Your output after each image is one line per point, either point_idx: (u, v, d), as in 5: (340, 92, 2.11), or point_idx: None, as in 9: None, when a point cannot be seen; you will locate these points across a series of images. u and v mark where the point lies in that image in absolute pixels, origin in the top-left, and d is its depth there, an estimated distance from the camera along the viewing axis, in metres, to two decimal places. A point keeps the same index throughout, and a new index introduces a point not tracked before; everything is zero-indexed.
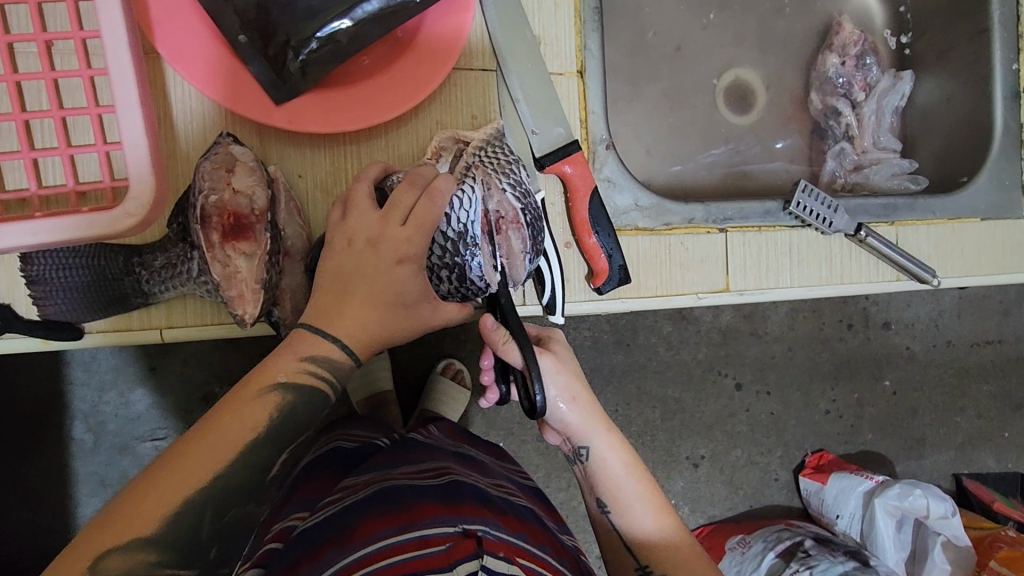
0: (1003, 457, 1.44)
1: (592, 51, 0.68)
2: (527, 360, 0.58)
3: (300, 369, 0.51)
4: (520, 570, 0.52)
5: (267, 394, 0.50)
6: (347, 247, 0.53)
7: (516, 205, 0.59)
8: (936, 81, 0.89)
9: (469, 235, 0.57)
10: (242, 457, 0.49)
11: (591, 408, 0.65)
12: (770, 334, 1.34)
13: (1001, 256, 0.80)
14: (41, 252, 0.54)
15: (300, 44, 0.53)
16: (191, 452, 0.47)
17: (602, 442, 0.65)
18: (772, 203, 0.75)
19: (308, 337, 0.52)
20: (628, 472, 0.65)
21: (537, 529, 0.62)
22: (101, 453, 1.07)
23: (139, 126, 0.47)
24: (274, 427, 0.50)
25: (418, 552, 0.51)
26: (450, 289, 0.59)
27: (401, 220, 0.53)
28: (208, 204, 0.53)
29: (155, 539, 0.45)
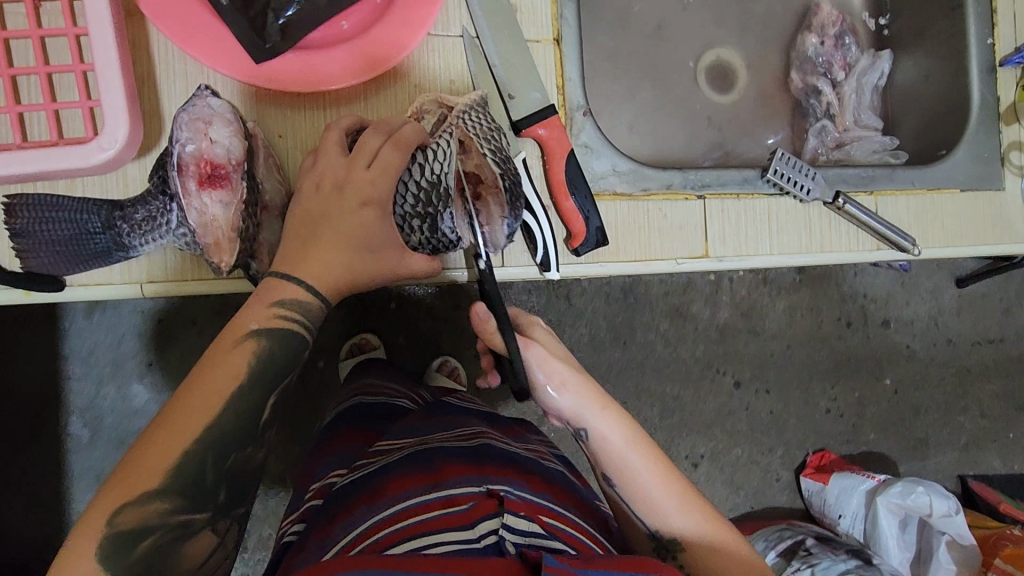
0: (1009, 458, 1.42)
1: (568, 20, 0.69)
2: (509, 345, 0.54)
3: (272, 315, 0.52)
4: (542, 527, 0.51)
5: (242, 343, 0.51)
6: (316, 191, 0.54)
7: (496, 169, 0.60)
8: (914, 61, 0.90)
9: (444, 185, 0.57)
10: (230, 404, 0.48)
11: (585, 389, 0.59)
12: (767, 330, 1.33)
13: (982, 229, 0.80)
14: (27, 205, 0.56)
15: (280, 7, 0.59)
16: (178, 406, 0.47)
17: (600, 421, 0.59)
18: (749, 171, 0.75)
19: (275, 283, 0.52)
20: (632, 448, 0.58)
21: (565, 489, 0.61)
22: (99, 447, 1.07)
23: (115, 69, 0.51)
24: (254, 373, 0.50)
25: (442, 511, 0.51)
26: (421, 240, 0.59)
27: (366, 163, 0.54)
28: (186, 153, 0.54)
29: (164, 490, 0.45)
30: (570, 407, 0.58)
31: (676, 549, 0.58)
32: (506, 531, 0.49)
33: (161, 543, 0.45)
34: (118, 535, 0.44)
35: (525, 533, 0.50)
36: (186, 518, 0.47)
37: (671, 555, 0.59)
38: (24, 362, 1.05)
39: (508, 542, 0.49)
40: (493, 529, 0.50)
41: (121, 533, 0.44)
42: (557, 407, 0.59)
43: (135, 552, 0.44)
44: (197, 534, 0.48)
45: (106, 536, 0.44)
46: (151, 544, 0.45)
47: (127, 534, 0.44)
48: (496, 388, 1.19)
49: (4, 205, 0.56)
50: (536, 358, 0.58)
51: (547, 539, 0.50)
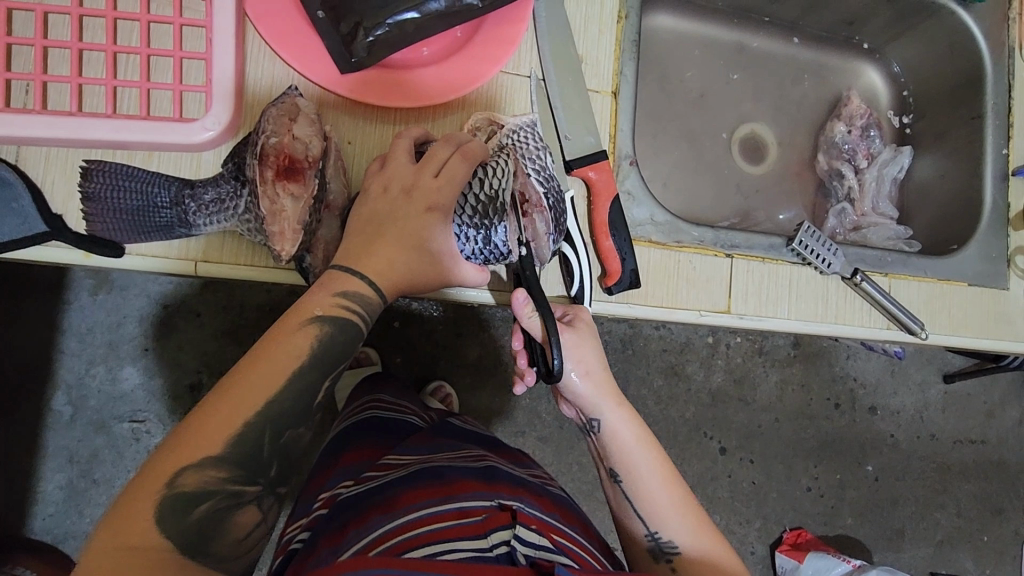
0: (980, 561, 1.44)
1: (627, 77, 0.75)
2: (547, 327, 0.59)
3: (335, 303, 0.54)
4: (553, 544, 0.53)
5: (305, 327, 0.53)
6: (385, 194, 0.58)
7: (539, 189, 0.64)
8: (933, 160, 0.97)
9: (499, 201, 0.61)
10: (292, 385, 0.51)
11: (604, 380, 0.64)
12: (758, 402, 1.35)
13: (986, 323, 0.84)
14: (103, 172, 0.58)
15: (371, 26, 0.61)
16: (242, 379, 0.50)
17: (613, 413, 0.63)
18: (776, 238, 0.80)
19: (345, 278, 0.55)
20: (640, 445, 0.63)
21: (569, 510, 0.62)
22: (77, 428, 1.06)
23: (227, 64, 0.59)
24: (315, 356, 0.53)
25: (456, 521, 0.52)
26: (474, 249, 0.63)
27: (434, 171, 0.58)
28: (268, 144, 0.56)
29: (224, 458, 0.48)
30: (588, 395, 0.63)
31: (671, 550, 0.59)
32: (519, 542, 0.51)
33: (215, 509, 0.48)
34: (177, 497, 0.46)
35: (536, 546, 0.52)
36: (240, 488, 0.50)
37: (666, 556, 0.59)
38: (24, 330, 1.05)
39: (520, 553, 0.50)
40: (505, 539, 0.51)
41: (180, 495, 0.46)
42: (577, 394, 0.63)
43: (192, 514, 0.47)
44: (246, 505, 0.50)
45: (164, 497, 0.46)
46: (208, 509, 0.48)
47: (186, 496, 0.47)
48: (490, 419, 1.20)
49: (82, 169, 0.58)
50: (567, 343, 0.62)
51: (557, 554, 0.52)
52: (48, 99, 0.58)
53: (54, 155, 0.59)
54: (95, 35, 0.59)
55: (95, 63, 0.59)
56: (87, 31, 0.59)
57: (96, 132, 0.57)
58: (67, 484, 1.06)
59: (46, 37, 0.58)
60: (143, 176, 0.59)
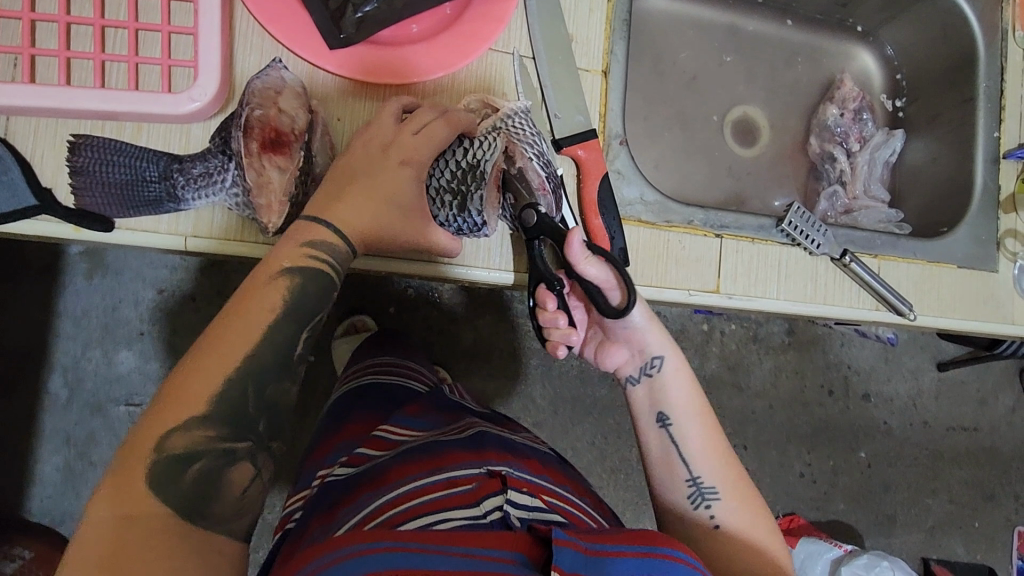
0: (971, 546, 1.45)
1: (617, 56, 0.74)
2: (618, 269, 0.58)
3: (302, 253, 0.54)
4: (545, 505, 0.53)
5: (275, 280, 0.53)
6: (363, 150, 0.59)
7: (541, 172, 0.64)
8: (925, 144, 0.97)
9: (480, 168, 0.61)
10: (267, 338, 0.52)
11: (661, 326, 0.64)
12: (751, 388, 1.36)
13: (974, 305, 0.85)
14: (91, 146, 0.59)
15: (360, 3, 0.62)
16: (217, 337, 0.51)
17: (670, 359, 0.64)
18: (766, 219, 0.80)
19: (308, 226, 0.55)
20: (692, 393, 0.64)
21: (558, 470, 0.63)
22: (74, 410, 1.07)
23: (214, 40, 0.59)
24: (288, 307, 0.53)
25: (447, 491, 0.52)
26: (449, 216, 0.63)
27: (414, 130, 0.59)
28: (253, 116, 0.56)
29: (210, 416, 0.49)
30: (653, 337, 0.63)
31: (712, 496, 0.60)
32: (511, 506, 0.51)
33: (207, 467, 0.49)
34: (166, 459, 0.47)
35: (529, 508, 0.52)
36: (232, 445, 0.50)
37: (707, 503, 0.60)
38: (19, 311, 1.05)
39: (514, 516, 0.50)
40: (498, 504, 0.51)
41: (171, 456, 0.48)
42: (641, 335, 0.62)
43: (185, 475, 0.48)
44: (238, 462, 0.50)
45: (155, 458, 0.47)
46: (200, 469, 0.48)
47: (178, 457, 0.48)
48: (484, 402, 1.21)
49: (70, 143, 0.58)
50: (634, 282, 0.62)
51: (551, 514, 0.52)
52: (36, 73, 0.58)
53: (44, 127, 0.59)
54: (82, 9, 0.59)
55: (83, 38, 0.59)
56: (75, 6, 0.59)
57: (85, 103, 0.57)
58: (64, 466, 1.06)
59: (35, 10, 0.58)
60: (130, 149, 0.59)
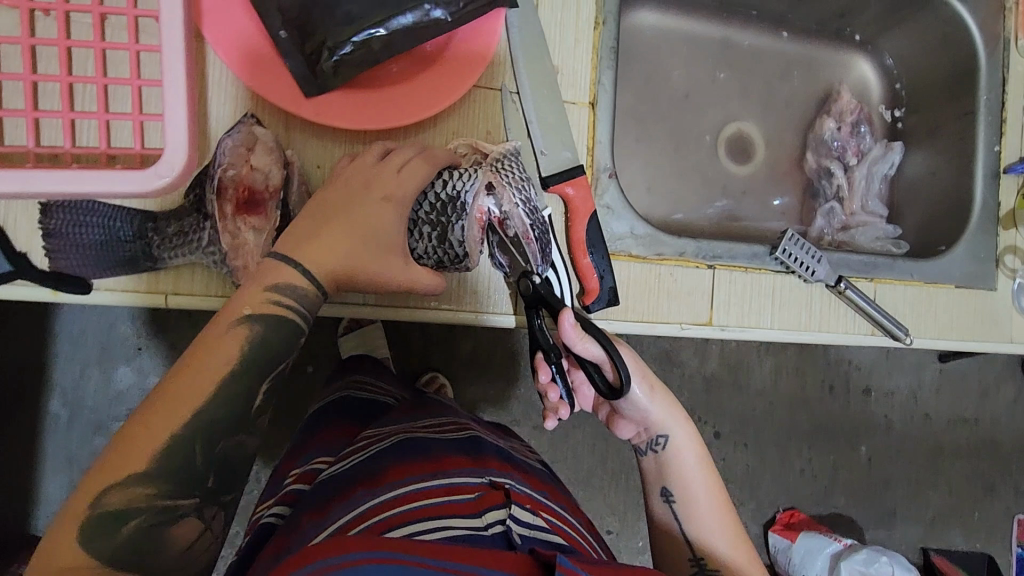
0: (971, 536, 1.46)
1: (605, 86, 0.72)
2: (608, 348, 0.57)
3: (265, 299, 0.52)
4: (544, 522, 0.55)
5: (235, 328, 0.51)
6: (345, 183, 0.58)
7: (525, 220, 0.64)
8: (924, 157, 0.95)
9: (460, 201, 0.62)
10: (222, 391, 0.50)
11: (669, 401, 0.64)
12: (751, 387, 1.36)
13: (971, 324, 0.84)
14: (64, 209, 0.57)
15: (336, 46, 0.60)
16: (174, 383, 0.49)
17: (679, 433, 0.64)
18: (760, 247, 0.78)
19: (275, 268, 0.53)
20: (700, 469, 0.64)
21: (554, 489, 0.65)
22: (76, 430, 1.07)
23: (179, 99, 0.51)
24: (249, 358, 0.51)
25: (447, 497, 0.53)
26: (427, 248, 0.63)
27: (396, 168, 0.59)
28: (225, 176, 0.57)
29: (150, 475, 0.47)
30: (658, 414, 0.63)
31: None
32: (513, 521, 0.52)
33: (147, 525, 0.47)
34: (102, 516, 0.46)
35: (529, 526, 0.53)
36: (174, 503, 0.48)
37: None
38: (12, 337, 1.05)
39: (516, 532, 0.51)
40: (500, 518, 0.52)
41: (108, 513, 0.46)
42: (646, 412, 0.63)
43: (121, 533, 0.46)
44: (182, 518, 0.49)
45: (89, 516, 0.46)
46: (137, 525, 0.47)
47: (114, 514, 0.46)
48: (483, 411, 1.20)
49: (42, 207, 0.57)
50: (633, 362, 0.63)
51: (550, 533, 0.53)
52: (4, 133, 0.56)
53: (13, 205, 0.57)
54: (48, 65, 0.57)
55: (51, 94, 0.57)
56: (41, 61, 0.57)
57: (37, 186, 0.49)
58: (65, 488, 1.07)
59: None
60: (103, 211, 0.58)
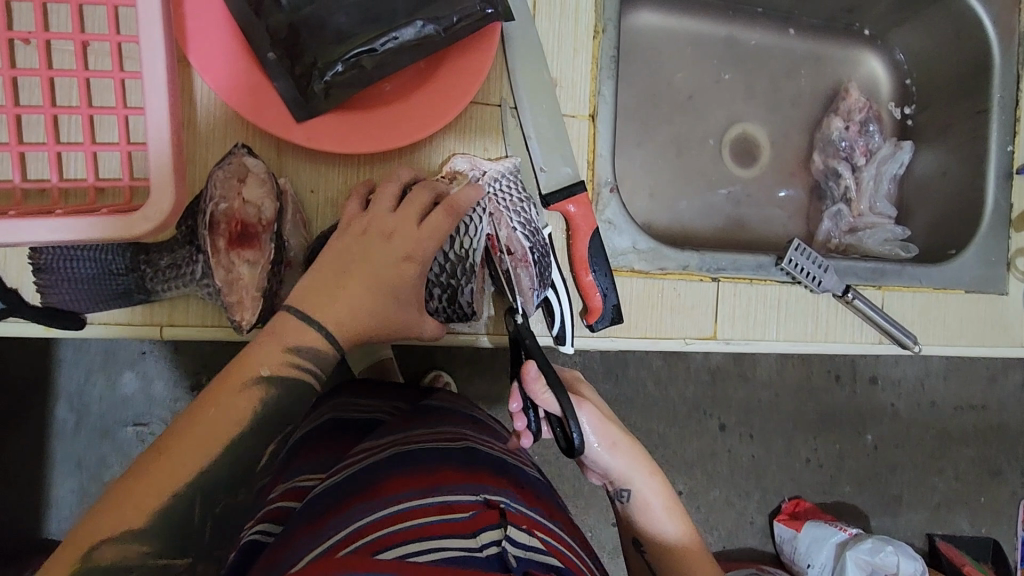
0: (976, 521, 1.42)
1: (605, 97, 0.70)
2: (562, 403, 0.56)
3: (284, 361, 0.51)
4: (540, 544, 0.50)
5: (249, 388, 0.49)
6: (360, 239, 0.56)
7: (525, 244, 0.63)
8: (935, 155, 0.92)
9: (469, 260, 0.61)
10: (231, 452, 0.48)
11: (632, 452, 0.61)
12: (757, 377, 1.30)
13: (981, 329, 0.82)
14: (52, 253, 0.56)
15: (326, 66, 0.57)
16: (178, 438, 0.47)
17: (645, 484, 0.61)
18: (765, 258, 0.77)
19: (294, 325, 0.52)
20: (669, 518, 0.61)
21: (549, 502, 0.60)
22: (83, 436, 0.98)
23: (163, 128, 0.49)
24: (262, 420, 0.50)
25: (443, 516, 0.48)
26: (439, 306, 0.62)
27: (416, 220, 0.57)
28: (217, 212, 0.56)
29: (145, 532, 0.45)
30: (619, 468, 0.60)
31: None
32: (509, 543, 0.47)
33: None
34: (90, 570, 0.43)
35: (526, 548, 0.48)
36: (169, 562, 0.46)
37: None
38: None
39: (511, 554, 0.46)
40: (496, 539, 0.47)
41: (95, 569, 0.43)
42: (606, 467, 0.60)
43: None
44: None
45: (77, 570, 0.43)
46: None
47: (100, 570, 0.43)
48: None
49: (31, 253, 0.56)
50: (589, 419, 0.59)
51: (547, 555, 0.49)
52: None
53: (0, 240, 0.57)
54: (32, 96, 0.56)
55: (35, 126, 0.56)
56: (24, 92, 0.56)
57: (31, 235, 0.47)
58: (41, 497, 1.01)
59: None
60: (90, 253, 0.56)
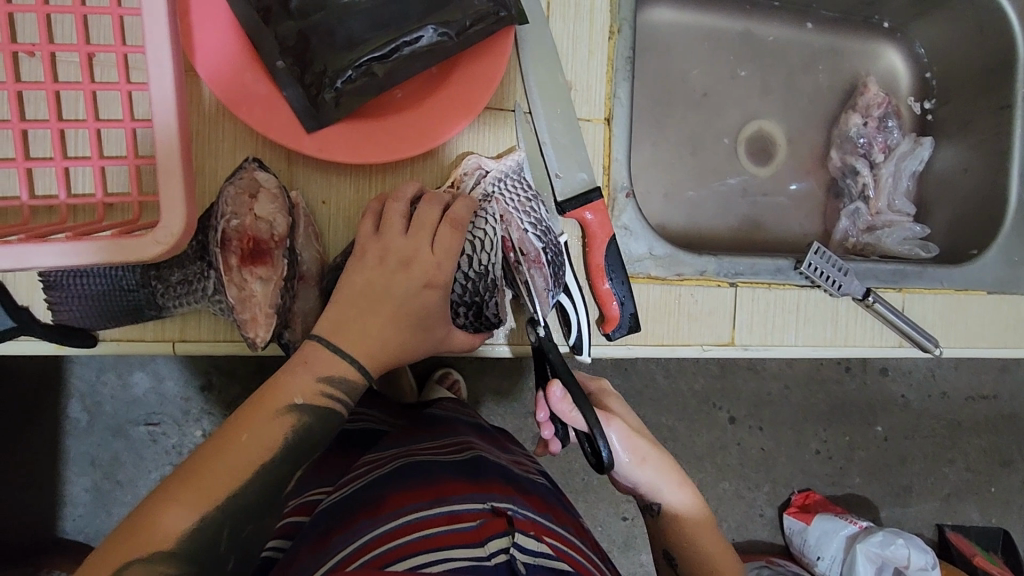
0: (986, 511, 1.34)
1: (621, 99, 0.68)
2: (589, 420, 0.54)
3: (317, 391, 0.51)
4: (549, 549, 0.48)
5: (280, 416, 0.49)
6: (380, 263, 0.56)
7: (537, 244, 0.62)
8: (956, 150, 0.89)
9: (489, 275, 0.61)
10: (259, 478, 0.47)
11: (659, 463, 0.59)
12: (767, 369, 1.26)
13: (1001, 332, 0.81)
14: (62, 279, 0.55)
15: (336, 74, 0.56)
16: (202, 463, 0.46)
17: (674, 495, 0.59)
18: (783, 261, 0.75)
19: (326, 354, 0.52)
20: (701, 530, 0.59)
21: (558, 509, 0.57)
22: (96, 435, 0.96)
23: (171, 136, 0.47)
24: (290, 447, 0.49)
25: (449, 526, 0.47)
26: (467, 322, 0.62)
27: (430, 245, 0.56)
28: (229, 228, 0.54)
29: (175, 552, 0.44)
30: (648, 481, 0.59)
31: None
32: (518, 550, 0.45)
33: None
34: None
35: (535, 554, 0.46)
36: None
37: None
38: None
39: (520, 561, 0.45)
40: (504, 546, 0.45)
41: None
42: (634, 480, 0.59)
43: None
44: None
45: None
46: None
47: None
48: None
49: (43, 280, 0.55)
50: (617, 433, 0.58)
51: (556, 560, 0.47)
52: None
53: None
54: (37, 110, 0.56)
55: (43, 141, 0.57)
56: (29, 106, 0.56)
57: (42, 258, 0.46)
58: None
59: None
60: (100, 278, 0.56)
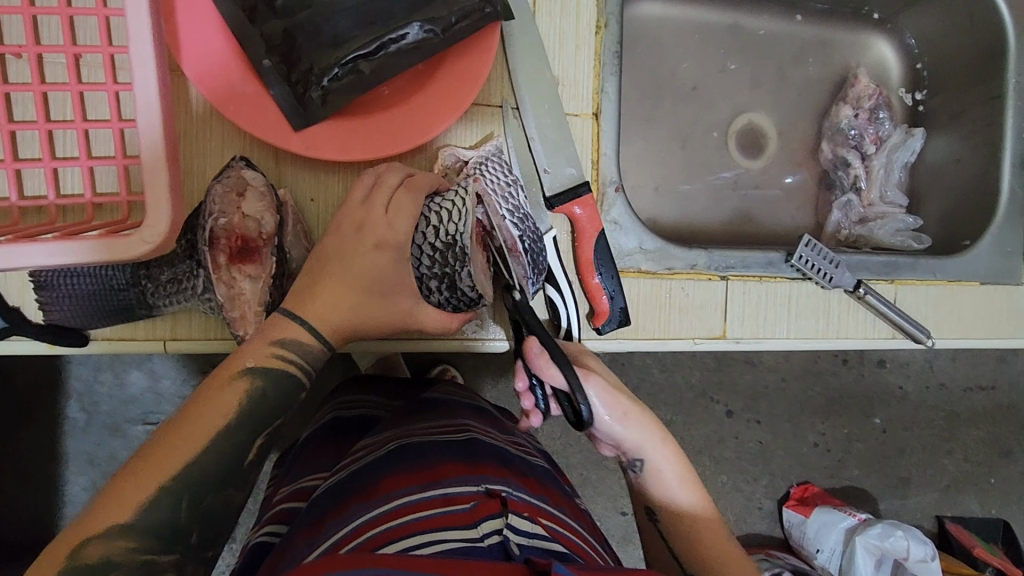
0: (986, 502, 1.35)
1: (609, 94, 0.68)
2: (566, 374, 0.54)
3: (270, 354, 0.51)
4: (544, 531, 0.48)
5: (235, 381, 0.50)
6: (338, 235, 0.57)
7: (514, 232, 0.62)
8: (948, 142, 0.89)
9: (458, 245, 0.58)
10: (216, 448, 0.48)
11: (641, 420, 0.57)
12: (763, 362, 1.26)
13: (996, 322, 0.81)
14: (54, 279, 0.55)
15: (322, 72, 0.57)
16: (170, 439, 0.47)
17: (658, 453, 0.58)
18: (775, 254, 0.75)
19: (284, 322, 0.53)
20: (682, 487, 0.58)
21: (556, 491, 0.57)
22: (93, 433, 0.96)
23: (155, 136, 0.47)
24: (247, 410, 0.50)
25: (442, 509, 0.47)
26: (441, 298, 0.61)
27: (383, 205, 0.57)
28: (217, 226, 0.55)
29: (133, 527, 0.44)
30: (629, 437, 0.57)
31: None
32: (511, 531, 0.45)
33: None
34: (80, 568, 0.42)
35: (528, 535, 0.46)
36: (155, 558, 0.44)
37: None
38: None
39: (513, 542, 0.44)
40: (497, 528, 0.45)
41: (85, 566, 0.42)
42: (614, 436, 0.57)
43: None
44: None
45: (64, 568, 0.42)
46: None
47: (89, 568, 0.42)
48: None
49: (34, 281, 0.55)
50: (596, 390, 0.56)
51: (551, 542, 0.47)
52: None
53: None
54: (25, 110, 0.57)
55: (30, 142, 0.57)
56: (17, 107, 0.57)
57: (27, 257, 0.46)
58: None
59: None
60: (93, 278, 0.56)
